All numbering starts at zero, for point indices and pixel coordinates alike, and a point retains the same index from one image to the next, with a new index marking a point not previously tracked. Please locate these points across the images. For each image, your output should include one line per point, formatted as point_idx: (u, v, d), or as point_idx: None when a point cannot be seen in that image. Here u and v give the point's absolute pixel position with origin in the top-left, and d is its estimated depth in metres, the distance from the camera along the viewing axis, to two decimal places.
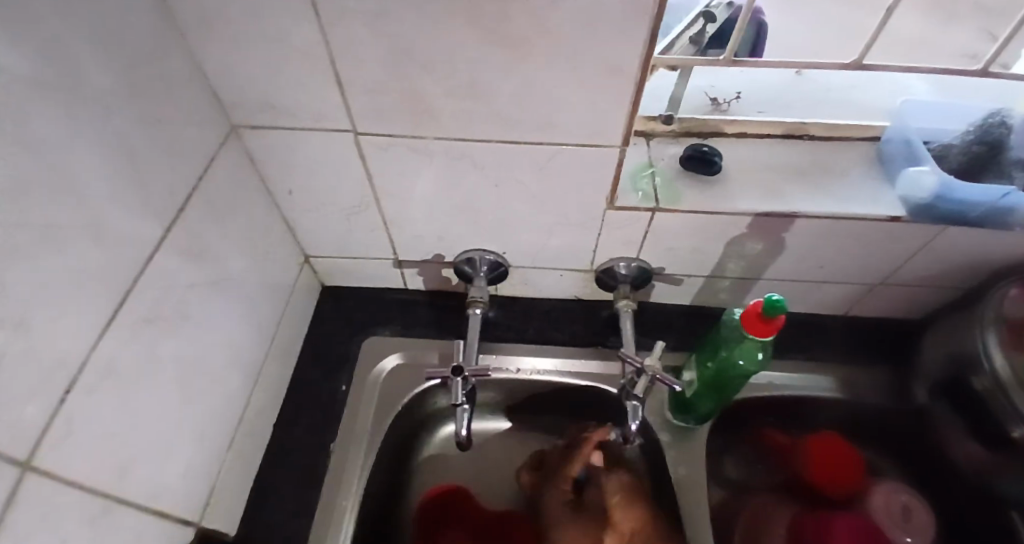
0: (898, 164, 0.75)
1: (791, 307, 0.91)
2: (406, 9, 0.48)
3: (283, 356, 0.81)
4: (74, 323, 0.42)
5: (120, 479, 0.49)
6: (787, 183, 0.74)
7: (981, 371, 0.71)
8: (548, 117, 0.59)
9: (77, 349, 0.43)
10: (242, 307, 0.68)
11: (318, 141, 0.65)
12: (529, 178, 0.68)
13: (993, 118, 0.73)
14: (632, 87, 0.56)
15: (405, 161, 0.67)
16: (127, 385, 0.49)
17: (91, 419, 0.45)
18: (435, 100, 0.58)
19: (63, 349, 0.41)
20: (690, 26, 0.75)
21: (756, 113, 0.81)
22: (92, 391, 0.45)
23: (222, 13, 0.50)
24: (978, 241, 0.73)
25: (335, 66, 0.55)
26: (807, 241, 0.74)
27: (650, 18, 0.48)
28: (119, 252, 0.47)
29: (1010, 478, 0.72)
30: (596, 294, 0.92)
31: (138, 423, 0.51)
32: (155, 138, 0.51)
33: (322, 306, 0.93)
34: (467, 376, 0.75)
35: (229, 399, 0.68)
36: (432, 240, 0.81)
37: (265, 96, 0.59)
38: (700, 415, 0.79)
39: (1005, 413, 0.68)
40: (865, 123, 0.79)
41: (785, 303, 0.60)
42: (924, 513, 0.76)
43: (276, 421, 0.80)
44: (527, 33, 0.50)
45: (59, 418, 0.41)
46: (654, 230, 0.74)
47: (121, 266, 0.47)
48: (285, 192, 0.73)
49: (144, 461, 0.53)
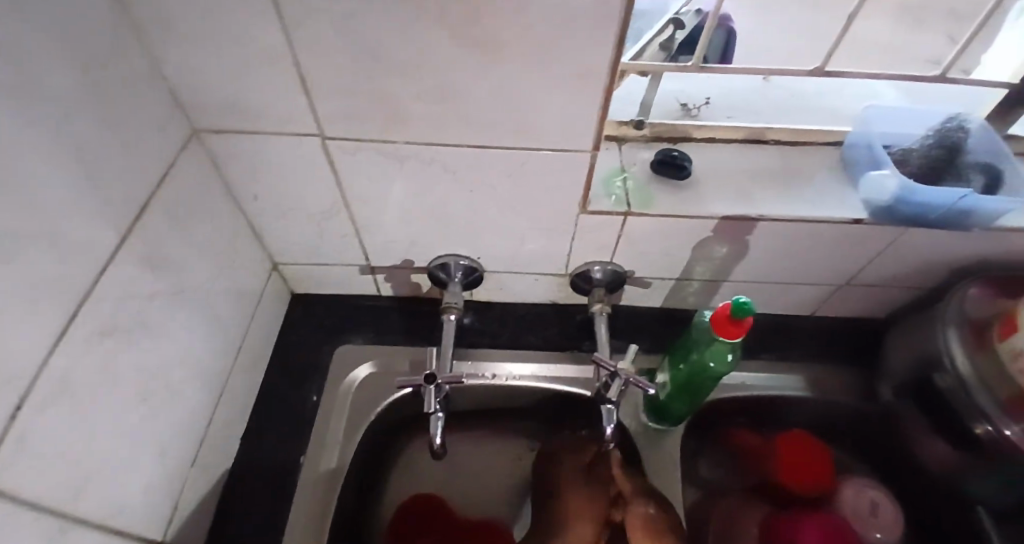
0: (861, 168, 0.77)
1: (761, 308, 0.93)
2: (375, 12, 0.48)
3: (250, 366, 0.79)
4: (28, 336, 0.40)
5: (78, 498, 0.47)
6: (755, 187, 0.75)
7: (944, 368, 0.73)
8: (519, 121, 0.59)
9: (30, 363, 0.41)
10: (205, 316, 0.66)
11: (284, 146, 0.64)
12: (500, 183, 0.68)
13: (951, 124, 0.76)
14: (603, 92, 0.56)
15: (375, 165, 0.66)
16: (84, 400, 0.47)
17: (45, 438, 0.43)
18: (405, 104, 0.58)
19: (16, 363, 0.39)
20: (661, 33, 0.76)
21: (725, 119, 0.82)
22: (47, 407, 0.43)
23: (184, 14, 0.49)
24: (938, 242, 0.76)
25: (300, 69, 0.54)
26: (773, 244, 0.76)
27: (619, 25, 0.49)
28: (76, 261, 0.45)
29: (975, 475, 0.75)
30: (571, 297, 0.92)
31: (97, 439, 0.49)
32: (112, 142, 0.49)
33: (292, 314, 0.91)
34: (441, 384, 0.74)
35: (193, 411, 0.65)
36: (405, 245, 0.80)
37: (228, 99, 0.58)
38: (675, 417, 0.79)
39: (968, 409, 0.70)
40: (829, 128, 0.81)
41: (752, 305, 0.62)
42: (891, 509, 0.78)
43: (244, 432, 0.78)
44: (497, 37, 0.50)
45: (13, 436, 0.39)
46: (626, 233, 0.75)
47: (78, 276, 0.45)
48: (251, 198, 0.71)
49: (103, 479, 0.50)
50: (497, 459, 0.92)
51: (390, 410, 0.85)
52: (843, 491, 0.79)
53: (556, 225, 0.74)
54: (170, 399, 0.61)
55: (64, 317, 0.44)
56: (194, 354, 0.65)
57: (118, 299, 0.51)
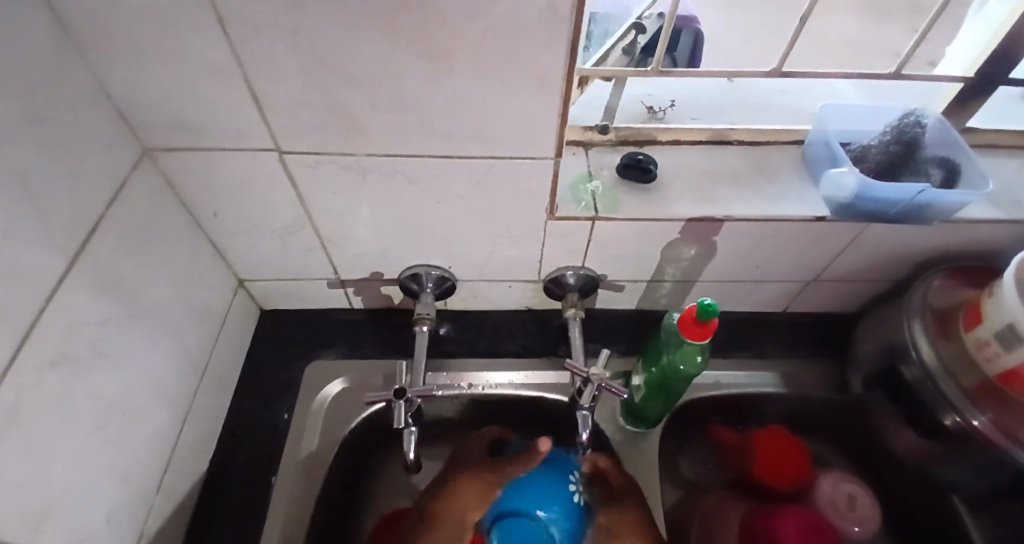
0: (822, 165, 0.78)
1: (734, 307, 0.94)
2: (323, 25, 0.47)
3: (219, 386, 0.78)
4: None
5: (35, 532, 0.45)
6: (719, 188, 0.76)
7: (910, 360, 0.75)
8: (479, 130, 0.59)
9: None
10: (166, 337, 0.65)
11: (242, 161, 0.63)
12: (464, 192, 0.68)
13: (908, 119, 0.76)
14: (560, 98, 0.56)
15: (337, 178, 0.65)
16: (37, 431, 0.45)
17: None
18: (362, 116, 0.57)
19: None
20: (623, 38, 0.77)
21: (690, 121, 0.83)
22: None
23: (126, 32, 0.48)
24: (900, 234, 0.77)
25: (251, 84, 0.53)
26: (739, 243, 0.77)
27: (570, 31, 0.49)
28: (22, 288, 0.44)
29: (946, 464, 0.75)
30: (545, 303, 0.92)
31: (52, 471, 0.47)
32: (56, 164, 0.47)
33: (262, 331, 0.89)
34: (411, 398, 0.73)
35: (157, 436, 0.64)
36: (374, 257, 0.79)
37: (180, 116, 0.57)
38: (651, 419, 0.79)
39: (935, 400, 0.72)
40: (790, 127, 0.82)
41: (717, 307, 0.62)
42: (868, 501, 0.79)
43: (214, 455, 0.76)
44: (449, 47, 0.50)
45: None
46: (595, 238, 0.75)
47: (25, 302, 0.44)
48: (211, 215, 0.70)
49: (61, 511, 0.49)
50: None
51: (364, 425, 0.84)
52: (819, 484, 0.80)
53: (524, 232, 0.74)
54: (131, 424, 0.59)
55: (11, 346, 0.42)
56: (156, 377, 0.63)
57: (69, 325, 0.49)
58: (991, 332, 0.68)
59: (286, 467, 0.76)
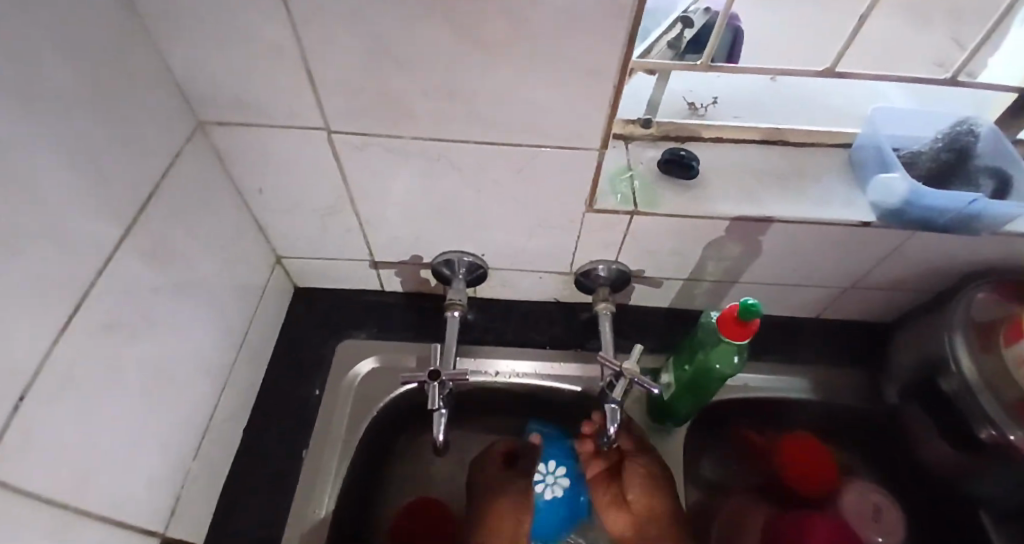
0: (870, 170, 0.76)
1: (766, 309, 0.93)
2: (383, 8, 0.47)
3: (253, 359, 0.79)
4: (32, 328, 0.40)
5: (80, 491, 0.47)
6: (761, 188, 0.75)
7: (949, 372, 0.73)
8: (527, 118, 0.59)
9: (32, 356, 0.40)
10: (208, 309, 0.66)
11: (290, 140, 0.63)
12: (506, 180, 0.67)
13: (962, 126, 0.75)
14: (611, 91, 0.56)
15: (381, 161, 0.65)
16: (88, 393, 0.47)
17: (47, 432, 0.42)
18: (412, 100, 0.57)
19: (21, 356, 0.39)
20: (669, 31, 0.76)
21: (732, 119, 0.82)
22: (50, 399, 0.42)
23: (190, 6, 0.48)
24: (947, 245, 0.75)
25: (307, 64, 0.53)
26: (780, 245, 0.76)
27: (629, 23, 0.48)
28: (80, 254, 0.45)
29: (980, 479, 0.74)
30: (575, 296, 0.92)
31: (99, 433, 0.49)
32: (116, 134, 0.48)
33: (295, 309, 0.91)
34: (445, 381, 0.74)
35: (195, 406, 0.65)
36: (410, 241, 0.80)
37: (234, 92, 0.58)
38: (679, 417, 0.79)
39: (972, 412, 0.71)
40: (836, 130, 0.81)
41: (761, 306, 0.61)
42: (895, 512, 0.78)
43: (246, 427, 0.78)
44: (506, 34, 0.50)
45: (16, 429, 0.39)
46: (633, 233, 0.75)
47: (81, 268, 0.45)
48: (256, 192, 0.71)
49: (106, 472, 0.50)
50: None
51: (392, 407, 0.85)
52: (846, 493, 0.79)
53: (562, 224, 0.74)
54: (173, 392, 0.60)
55: (68, 309, 0.44)
56: (199, 347, 0.65)
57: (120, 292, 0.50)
58: None
59: (316, 442, 0.77)
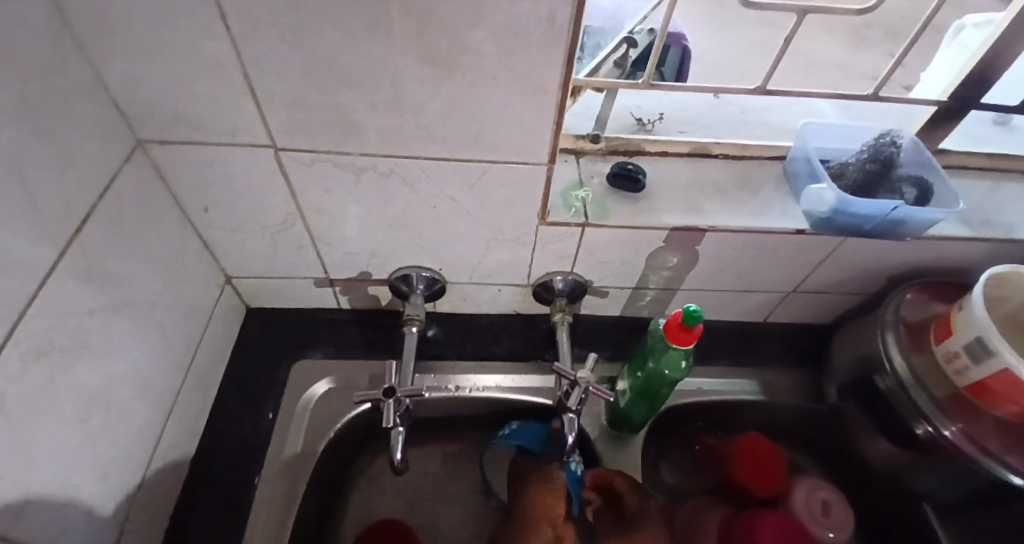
0: (803, 181, 0.80)
1: (716, 316, 0.96)
2: (327, 26, 0.48)
3: (202, 383, 0.77)
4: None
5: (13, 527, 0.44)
6: (705, 199, 0.78)
7: (884, 371, 0.78)
8: (477, 136, 0.60)
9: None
10: (150, 332, 0.64)
11: (236, 158, 0.63)
12: (458, 195, 0.68)
13: (883, 138, 0.78)
14: (556, 107, 0.58)
15: (331, 177, 0.65)
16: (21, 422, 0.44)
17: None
18: (360, 116, 0.58)
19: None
20: (615, 50, 0.78)
21: (678, 133, 0.85)
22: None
23: (127, 25, 0.48)
24: (876, 249, 0.80)
25: (251, 81, 0.53)
26: (724, 253, 0.79)
27: (568, 41, 0.51)
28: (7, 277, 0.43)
29: (919, 473, 0.78)
30: (533, 307, 0.93)
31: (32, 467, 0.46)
32: (48, 153, 0.47)
33: (247, 330, 0.88)
34: (400, 397, 0.73)
35: (138, 432, 0.63)
36: (366, 257, 0.79)
37: (176, 110, 0.57)
38: (635, 424, 0.81)
39: (907, 410, 0.75)
40: (773, 143, 0.85)
41: (701, 312, 0.64)
42: (842, 507, 0.81)
43: (194, 454, 0.75)
44: (450, 52, 0.51)
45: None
46: (585, 244, 0.77)
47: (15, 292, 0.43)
48: (202, 211, 0.70)
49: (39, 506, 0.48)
50: (460, 473, 0.92)
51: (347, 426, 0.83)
52: (795, 492, 0.82)
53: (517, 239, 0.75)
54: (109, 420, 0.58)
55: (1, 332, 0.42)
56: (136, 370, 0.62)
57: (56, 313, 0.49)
58: (961, 345, 0.71)
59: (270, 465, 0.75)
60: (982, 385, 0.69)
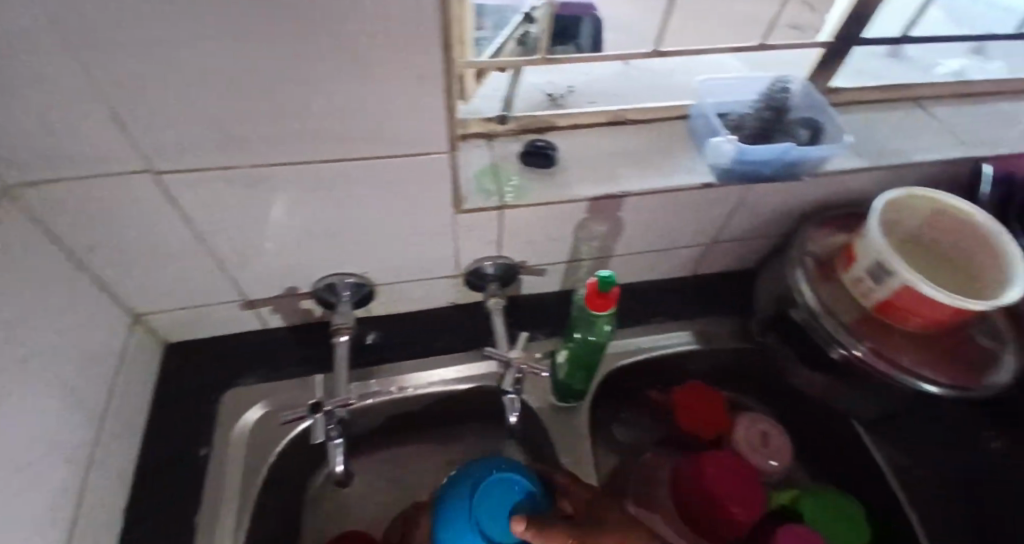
0: (705, 136, 0.84)
1: (648, 276, 1.00)
2: (186, 39, 0.45)
3: (124, 431, 0.72)
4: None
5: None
6: (617, 167, 0.80)
7: (798, 304, 0.83)
8: (377, 127, 0.59)
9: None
10: (52, 389, 0.59)
11: (116, 188, 0.58)
12: (367, 196, 0.67)
13: (777, 86, 0.83)
14: (444, 94, 0.57)
15: (227, 195, 0.62)
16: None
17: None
18: (244, 128, 0.55)
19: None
20: (514, 30, 0.78)
21: (586, 104, 0.87)
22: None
23: None
24: (781, 192, 0.85)
25: (113, 106, 0.50)
26: (642, 216, 0.81)
27: (440, 28, 0.50)
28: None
29: (841, 394, 0.84)
30: (470, 296, 0.93)
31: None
32: None
33: (171, 366, 0.84)
34: (331, 410, 0.73)
35: (56, 496, 0.58)
36: (284, 269, 0.76)
37: (34, 146, 0.52)
38: (580, 393, 0.83)
39: (822, 337, 0.80)
40: (677, 104, 0.88)
41: (616, 277, 0.66)
42: (779, 435, 0.87)
43: (129, 505, 0.71)
44: (325, 52, 0.49)
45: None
46: (507, 227, 0.77)
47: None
48: (92, 249, 0.65)
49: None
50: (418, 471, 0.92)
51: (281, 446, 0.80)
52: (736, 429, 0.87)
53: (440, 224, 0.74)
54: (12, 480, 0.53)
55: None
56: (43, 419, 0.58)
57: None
58: (864, 269, 0.75)
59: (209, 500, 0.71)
60: (886, 303, 0.74)
